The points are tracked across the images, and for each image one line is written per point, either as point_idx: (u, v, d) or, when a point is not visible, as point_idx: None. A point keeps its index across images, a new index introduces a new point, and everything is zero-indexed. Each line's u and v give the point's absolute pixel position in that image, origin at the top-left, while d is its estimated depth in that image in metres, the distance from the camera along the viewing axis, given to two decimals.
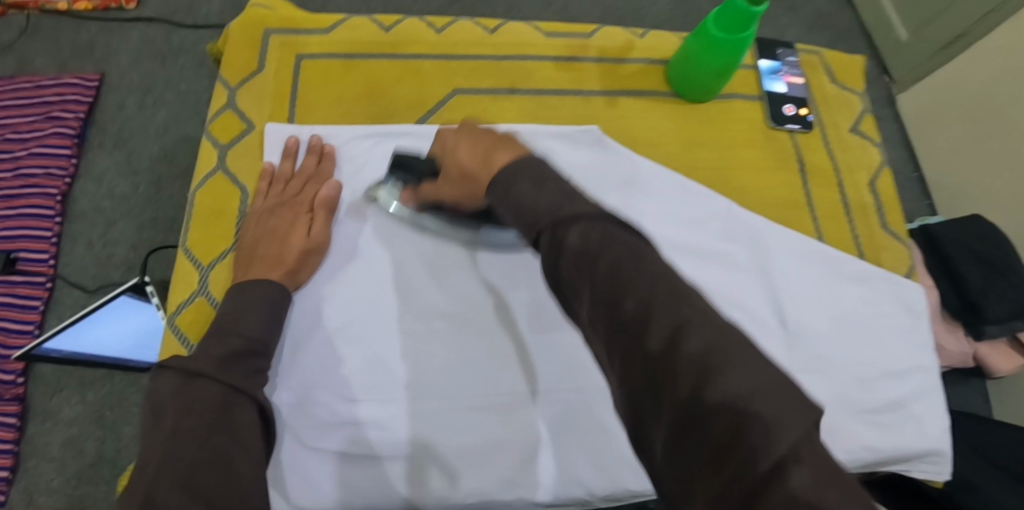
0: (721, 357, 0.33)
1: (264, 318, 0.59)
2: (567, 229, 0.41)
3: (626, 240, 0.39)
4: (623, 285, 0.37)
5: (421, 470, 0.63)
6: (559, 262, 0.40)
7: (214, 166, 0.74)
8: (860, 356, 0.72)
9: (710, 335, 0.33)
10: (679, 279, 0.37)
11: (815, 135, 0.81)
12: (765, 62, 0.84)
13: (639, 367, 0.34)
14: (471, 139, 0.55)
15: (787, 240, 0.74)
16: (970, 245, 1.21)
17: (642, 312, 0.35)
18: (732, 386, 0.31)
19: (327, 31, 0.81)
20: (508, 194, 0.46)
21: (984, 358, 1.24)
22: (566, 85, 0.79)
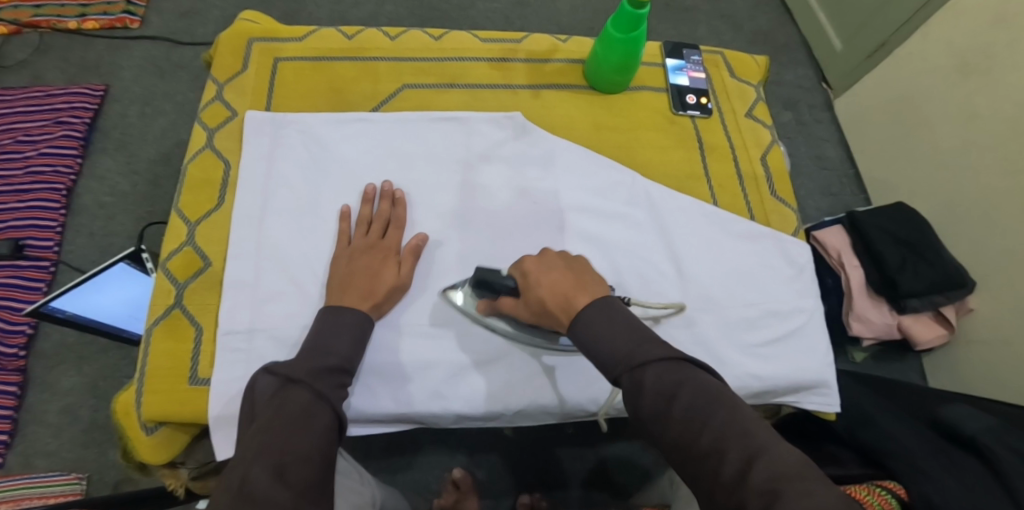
0: (779, 481, 0.50)
1: (347, 339, 0.68)
2: (644, 373, 0.58)
3: (699, 384, 0.57)
4: (699, 428, 0.55)
5: (423, 382, 0.73)
6: (641, 404, 0.57)
7: (203, 144, 0.84)
8: (746, 299, 0.84)
9: (773, 462, 0.52)
10: (738, 419, 0.55)
11: (715, 121, 0.95)
12: (671, 60, 0.98)
13: (719, 493, 0.53)
14: (559, 275, 0.66)
15: (680, 204, 0.87)
16: (890, 230, 1.36)
17: (717, 452, 0.54)
18: (792, 497, 0.49)
19: (300, 40, 0.93)
20: (585, 330, 0.61)
21: (908, 329, 1.35)
22: (497, 81, 0.93)
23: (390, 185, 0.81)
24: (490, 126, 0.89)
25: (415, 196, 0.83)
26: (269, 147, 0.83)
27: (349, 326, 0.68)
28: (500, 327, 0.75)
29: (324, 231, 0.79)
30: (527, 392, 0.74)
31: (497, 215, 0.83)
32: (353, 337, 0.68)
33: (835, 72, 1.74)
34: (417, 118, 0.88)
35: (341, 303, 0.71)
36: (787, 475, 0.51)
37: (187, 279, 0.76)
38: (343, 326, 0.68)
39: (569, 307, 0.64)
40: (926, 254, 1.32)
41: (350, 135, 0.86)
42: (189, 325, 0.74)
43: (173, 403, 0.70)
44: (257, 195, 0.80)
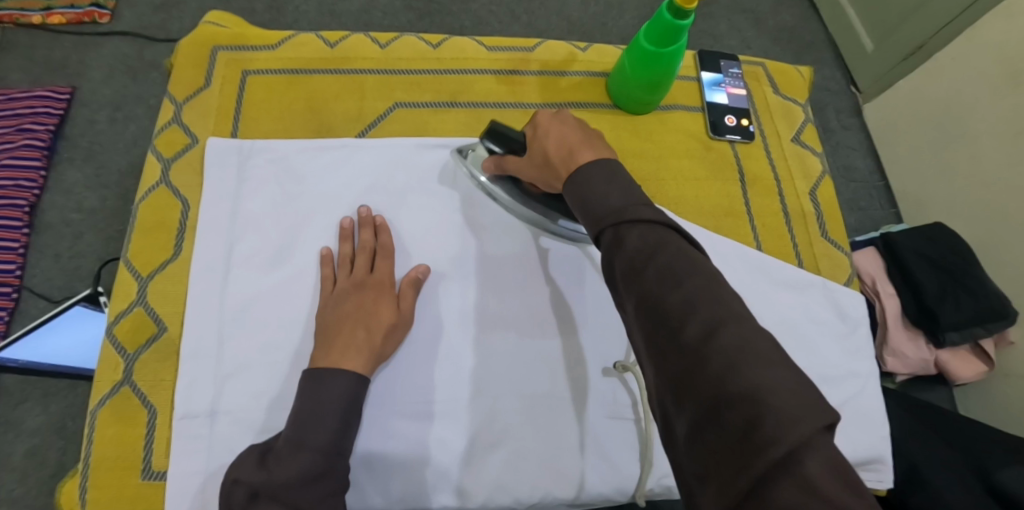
0: (746, 359, 0.39)
1: (337, 419, 0.55)
2: (629, 231, 0.47)
3: (677, 245, 0.45)
4: (669, 281, 0.43)
5: (430, 475, 0.62)
6: (619, 260, 0.46)
7: (158, 180, 0.71)
8: (795, 361, 0.72)
9: (743, 331, 0.40)
10: (722, 288, 0.43)
11: (756, 145, 0.83)
12: (707, 74, 0.85)
13: (672, 355, 0.41)
14: (565, 130, 0.58)
15: (716, 246, 0.74)
16: (925, 253, 1.24)
17: (684, 307, 0.42)
18: (759, 379, 0.38)
19: (274, 48, 0.81)
20: (581, 187, 0.52)
21: (945, 364, 1.24)
22: (507, 98, 0.81)
23: (368, 209, 0.70)
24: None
25: (405, 241, 0.71)
26: (235, 185, 0.71)
27: (333, 400, 0.56)
28: (500, 195, 0.73)
29: (299, 286, 0.67)
30: (553, 483, 0.63)
31: (502, 263, 0.71)
32: (342, 415, 0.56)
33: (861, 70, 1.63)
34: (410, 146, 0.75)
35: (331, 364, 0.58)
36: (754, 356, 0.39)
37: (137, 350, 0.64)
38: (328, 404, 0.55)
39: (574, 160, 0.55)
40: (970, 284, 1.20)
41: (328, 165, 0.73)
42: (140, 407, 0.62)
43: (123, 501, 0.60)
44: (221, 243, 0.68)
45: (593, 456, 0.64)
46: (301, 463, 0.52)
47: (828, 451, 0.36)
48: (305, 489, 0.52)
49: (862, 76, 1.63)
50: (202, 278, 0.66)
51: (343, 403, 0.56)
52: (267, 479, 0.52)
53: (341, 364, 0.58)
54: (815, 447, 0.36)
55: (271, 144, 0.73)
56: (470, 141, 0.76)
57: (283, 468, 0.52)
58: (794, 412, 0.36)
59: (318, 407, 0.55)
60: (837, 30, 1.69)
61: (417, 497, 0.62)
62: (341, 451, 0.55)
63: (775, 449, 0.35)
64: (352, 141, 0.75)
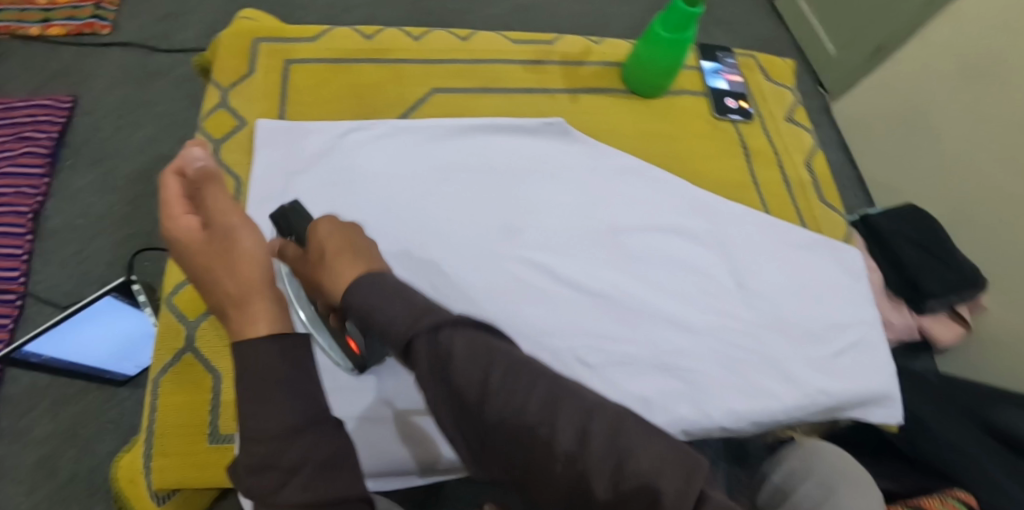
0: (629, 437, 0.40)
1: (291, 392, 0.43)
2: (453, 342, 0.42)
3: (509, 351, 0.43)
4: (539, 421, 0.41)
5: None
6: (445, 376, 0.41)
7: (208, 158, 0.78)
8: (808, 313, 0.80)
9: (604, 418, 0.41)
10: (553, 379, 0.43)
11: (754, 125, 0.92)
12: (706, 63, 0.94)
13: (550, 462, 0.40)
14: (328, 243, 0.50)
15: (733, 213, 0.82)
16: (906, 233, 1.36)
17: (549, 418, 0.41)
18: (639, 463, 0.39)
19: (313, 40, 0.86)
20: (359, 306, 0.44)
21: (929, 330, 1.32)
22: (533, 85, 0.85)
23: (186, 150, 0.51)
24: (523, 135, 0.80)
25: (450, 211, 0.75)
26: (285, 163, 0.76)
27: (266, 363, 0.43)
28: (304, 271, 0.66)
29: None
30: None
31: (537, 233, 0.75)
32: (289, 392, 0.43)
33: (825, 75, 1.77)
34: (447, 125, 0.79)
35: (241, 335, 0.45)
36: (647, 459, 0.39)
37: (199, 317, 0.69)
38: (268, 373, 0.43)
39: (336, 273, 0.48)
40: (944, 256, 1.33)
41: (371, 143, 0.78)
42: (204, 374, 0.66)
43: (189, 468, 0.63)
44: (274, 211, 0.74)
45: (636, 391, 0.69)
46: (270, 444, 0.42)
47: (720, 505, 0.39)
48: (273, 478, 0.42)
49: (827, 80, 1.77)
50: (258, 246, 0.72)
51: (278, 369, 0.44)
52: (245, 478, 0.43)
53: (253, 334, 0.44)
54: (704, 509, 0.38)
55: (316, 126, 0.78)
56: (503, 119, 0.81)
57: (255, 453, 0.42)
58: (674, 480, 0.38)
59: (256, 377, 0.43)
60: (803, 40, 1.83)
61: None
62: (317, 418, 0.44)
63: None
64: (393, 121, 0.79)
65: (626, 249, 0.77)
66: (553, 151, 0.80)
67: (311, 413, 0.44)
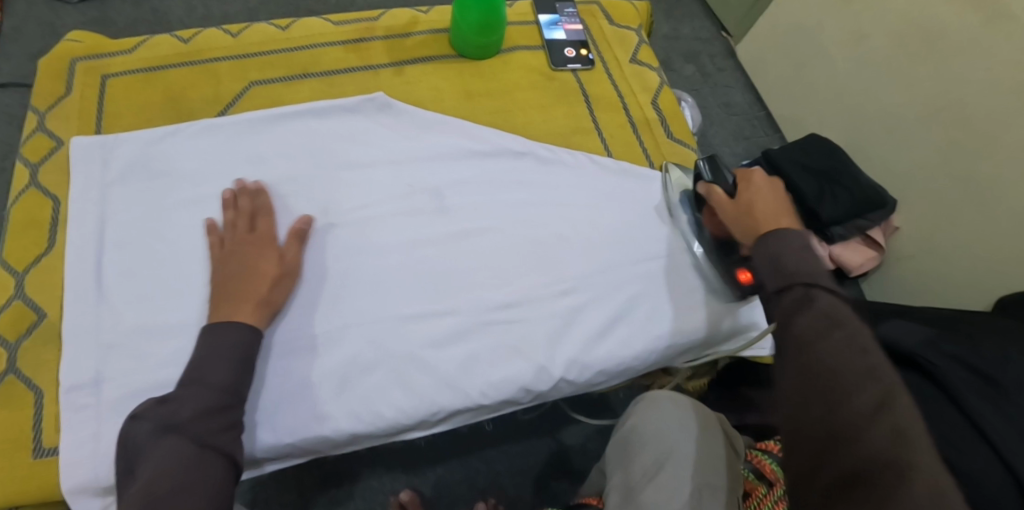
0: (908, 429, 0.43)
1: (233, 365, 0.59)
2: (816, 289, 0.53)
3: (855, 326, 0.50)
4: (855, 382, 0.46)
5: (318, 406, 0.64)
6: (800, 314, 0.52)
7: (27, 183, 0.76)
8: (660, 248, 0.77)
9: (906, 415, 0.44)
10: (890, 377, 0.47)
11: (596, 70, 0.90)
12: (544, 16, 0.92)
13: (822, 421, 0.46)
14: (256, 261, 0.65)
15: (571, 164, 0.81)
16: (801, 161, 1.32)
17: (855, 383, 0.46)
18: (902, 439, 0.43)
19: (130, 52, 0.85)
20: (772, 248, 0.58)
21: (839, 257, 1.33)
22: (355, 63, 0.84)
23: (243, 181, 0.72)
24: (345, 116, 0.80)
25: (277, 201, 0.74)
26: (101, 175, 0.75)
27: (225, 348, 0.59)
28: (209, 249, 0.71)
29: (176, 263, 0.71)
30: (443, 395, 0.66)
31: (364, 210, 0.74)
32: (234, 363, 0.59)
33: (723, 19, 1.75)
34: (265, 115, 0.78)
35: (228, 317, 0.61)
36: (918, 453, 0.42)
37: (20, 337, 0.68)
38: (221, 349, 0.59)
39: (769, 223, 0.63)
40: (841, 178, 1.31)
41: (191, 145, 0.76)
42: (25, 391, 0.65)
43: (19, 483, 0.62)
44: (91, 224, 0.72)
45: (478, 350, 0.68)
46: (199, 398, 0.56)
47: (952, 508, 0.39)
48: (198, 421, 0.55)
49: (726, 24, 1.75)
50: (79, 258, 0.70)
51: (236, 352, 0.59)
52: (172, 414, 0.55)
53: (236, 316, 0.61)
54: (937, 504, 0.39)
55: (131, 134, 0.77)
56: (324, 102, 0.80)
57: (183, 401, 0.56)
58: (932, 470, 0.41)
59: (215, 352, 0.59)
60: None
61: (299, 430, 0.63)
62: (237, 394, 0.58)
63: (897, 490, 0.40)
64: (212, 119, 0.78)
65: (459, 213, 0.75)
66: (379, 127, 0.80)
67: (240, 392, 0.59)
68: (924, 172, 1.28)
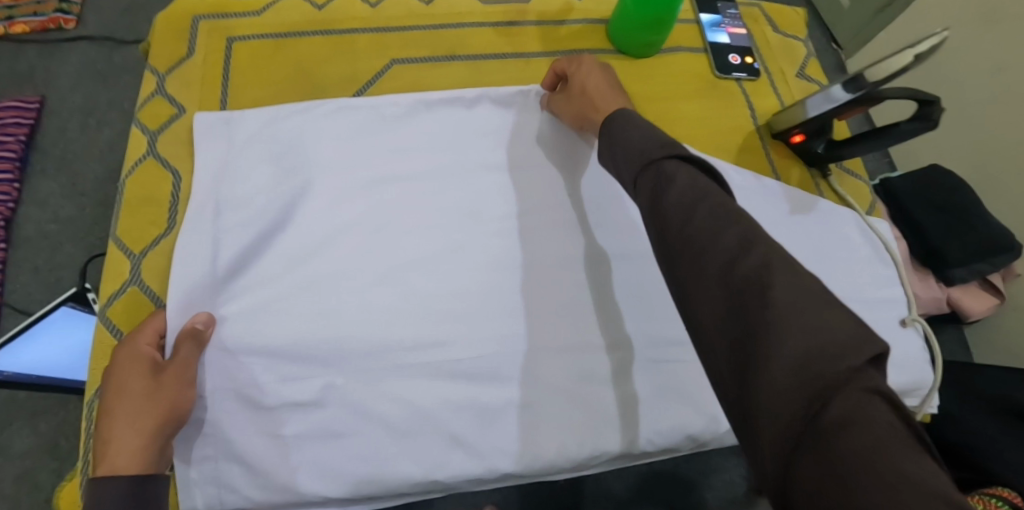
0: (800, 300, 0.41)
1: None
2: (670, 168, 0.52)
3: (718, 197, 0.49)
4: (733, 253, 0.45)
5: (469, 438, 0.61)
6: (667, 191, 0.50)
7: (145, 152, 0.70)
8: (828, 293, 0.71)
9: (785, 281, 0.42)
10: (756, 240, 0.45)
11: (763, 82, 0.81)
12: (705, 15, 0.83)
13: (709, 294, 0.44)
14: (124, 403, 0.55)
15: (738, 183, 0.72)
16: (924, 195, 1.20)
17: (731, 250, 0.45)
18: (783, 327, 0.40)
19: (259, 13, 0.78)
20: (618, 129, 0.59)
21: (958, 302, 1.20)
22: (506, 50, 0.77)
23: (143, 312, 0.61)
24: (493, 110, 0.73)
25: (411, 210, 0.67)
26: (222, 154, 0.67)
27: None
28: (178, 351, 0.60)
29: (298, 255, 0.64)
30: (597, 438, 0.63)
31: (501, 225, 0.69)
32: None
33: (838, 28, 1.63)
34: (412, 102, 0.71)
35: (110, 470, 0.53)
36: (789, 308, 0.40)
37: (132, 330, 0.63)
38: None
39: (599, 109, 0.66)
40: (968, 217, 1.16)
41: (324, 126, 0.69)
42: None
43: None
44: (211, 210, 0.64)
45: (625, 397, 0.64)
46: None
47: (866, 382, 0.37)
48: None
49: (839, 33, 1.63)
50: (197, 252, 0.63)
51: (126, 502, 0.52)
52: None
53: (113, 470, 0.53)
54: (847, 378, 0.37)
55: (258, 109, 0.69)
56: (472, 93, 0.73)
57: None
58: (841, 348, 0.38)
59: None
60: None
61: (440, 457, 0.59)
62: None
63: (782, 356, 0.39)
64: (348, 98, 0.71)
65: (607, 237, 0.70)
66: (527, 126, 0.73)
67: None
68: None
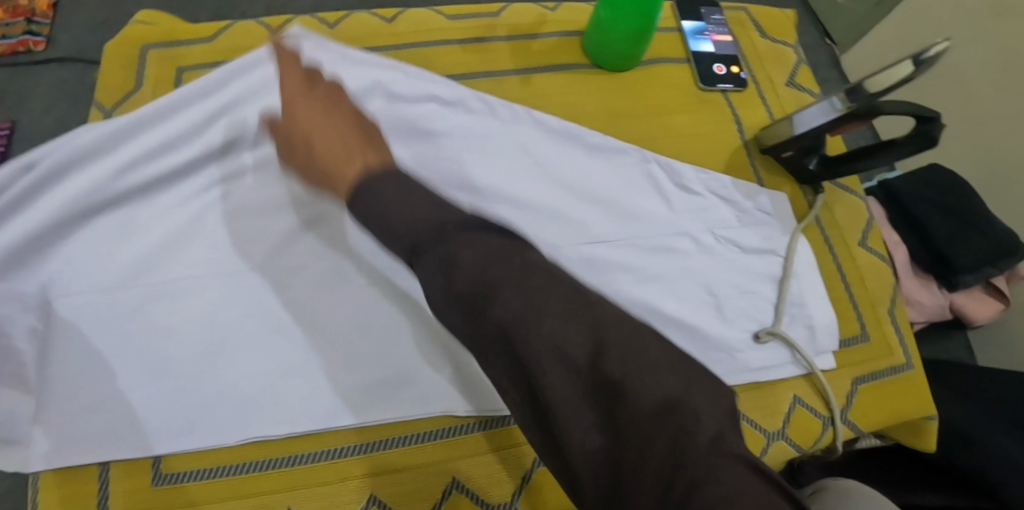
0: (643, 368, 0.33)
1: None
2: (456, 247, 0.37)
3: (520, 253, 0.37)
4: (578, 341, 0.34)
5: (404, 474, 0.55)
6: (453, 282, 0.36)
7: None
8: (805, 304, 0.65)
9: (628, 346, 0.34)
10: (584, 305, 0.36)
11: (750, 93, 0.75)
12: (688, 23, 0.78)
13: (570, 404, 0.33)
14: None
15: (694, 187, 0.67)
16: (933, 198, 1.15)
17: (571, 331, 0.34)
18: (644, 406, 0.32)
19: (210, 40, 0.76)
20: (371, 198, 0.40)
21: (960, 308, 1.19)
22: (477, 69, 0.72)
23: None
24: (448, 116, 0.67)
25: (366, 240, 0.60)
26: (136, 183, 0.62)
27: None
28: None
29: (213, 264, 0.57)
30: None
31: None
32: None
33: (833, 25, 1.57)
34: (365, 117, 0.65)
35: None
36: (653, 388, 0.33)
37: None
38: None
39: (344, 174, 0.45)
40: (978, 221, 1.12)
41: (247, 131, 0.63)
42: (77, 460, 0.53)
43: None
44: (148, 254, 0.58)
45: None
46: None
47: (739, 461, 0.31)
48: None
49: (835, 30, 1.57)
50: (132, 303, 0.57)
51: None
52: None
53: None
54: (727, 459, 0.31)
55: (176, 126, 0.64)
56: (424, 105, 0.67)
57: None
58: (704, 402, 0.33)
59: None
60: None
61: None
62: None
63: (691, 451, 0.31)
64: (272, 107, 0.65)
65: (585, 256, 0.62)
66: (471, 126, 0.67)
67: None
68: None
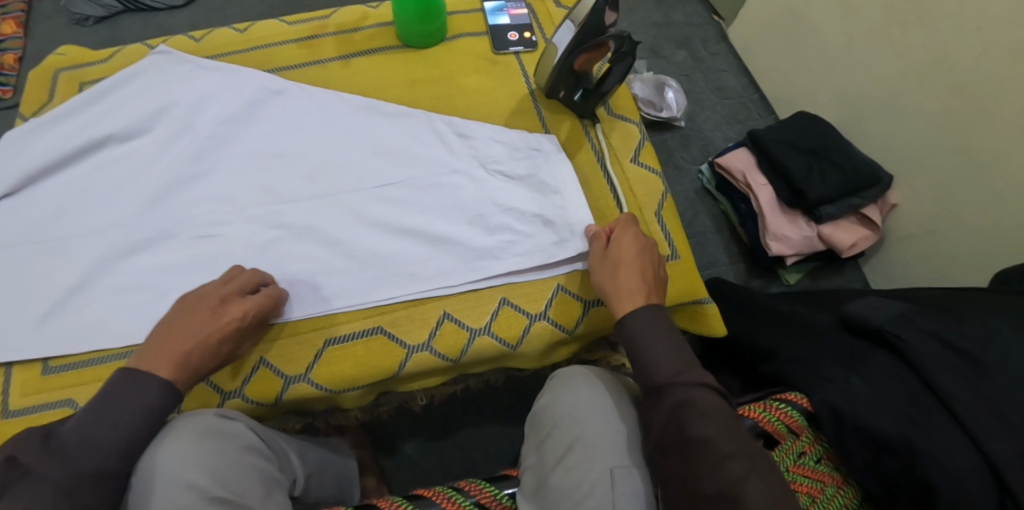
0: (657, 349, 0.64)
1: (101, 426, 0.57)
2: None
3: (604, 263, 0.71)
4: (648, 344, 0.64)
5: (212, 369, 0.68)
6: None
7: None
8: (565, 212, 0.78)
9: (652, 344, 0.64)
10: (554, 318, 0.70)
11: (539, 53, 0.90)
12: (489, 4, 0.93)
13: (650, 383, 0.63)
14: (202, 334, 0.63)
15: (478, 133, 0.82)
16: (793, 140, 1.21)
17: (633, 334, 0.65)
18: (682, 391, 0.61)
19: (106, 60, 0.91)
20: None
21: (831, 238, 1.17)
22: (306, 59, 0.88)
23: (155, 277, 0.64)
24: (273, 98, 0.83)
25: (211, 207, 0.76)
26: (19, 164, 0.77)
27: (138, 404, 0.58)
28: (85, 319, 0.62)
29: (95, 228, 0.74)
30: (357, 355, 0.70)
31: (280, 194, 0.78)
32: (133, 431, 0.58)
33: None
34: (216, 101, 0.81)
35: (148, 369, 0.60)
36: (667, 369, 0.62)
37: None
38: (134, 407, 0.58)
39: None
40: (833, 157, 1.17)
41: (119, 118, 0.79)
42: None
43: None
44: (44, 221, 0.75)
45: (373, 326, 0.71)
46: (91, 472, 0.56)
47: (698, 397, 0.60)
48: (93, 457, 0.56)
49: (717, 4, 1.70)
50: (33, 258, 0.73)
51: (133, 423, 0.58)
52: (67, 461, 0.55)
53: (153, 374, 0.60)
54: (691, 401, 0.60)
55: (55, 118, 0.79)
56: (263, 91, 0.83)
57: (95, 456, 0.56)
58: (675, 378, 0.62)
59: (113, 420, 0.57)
60: None
61: (209, 399, 0.68)
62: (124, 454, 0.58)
63: (693, 414, 0.59)
64: (136, 101, 0.80)
65: (377, 193, 0.78)
66: (298, 105, 0.83)
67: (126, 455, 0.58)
68: (928, 152, 1.09)
